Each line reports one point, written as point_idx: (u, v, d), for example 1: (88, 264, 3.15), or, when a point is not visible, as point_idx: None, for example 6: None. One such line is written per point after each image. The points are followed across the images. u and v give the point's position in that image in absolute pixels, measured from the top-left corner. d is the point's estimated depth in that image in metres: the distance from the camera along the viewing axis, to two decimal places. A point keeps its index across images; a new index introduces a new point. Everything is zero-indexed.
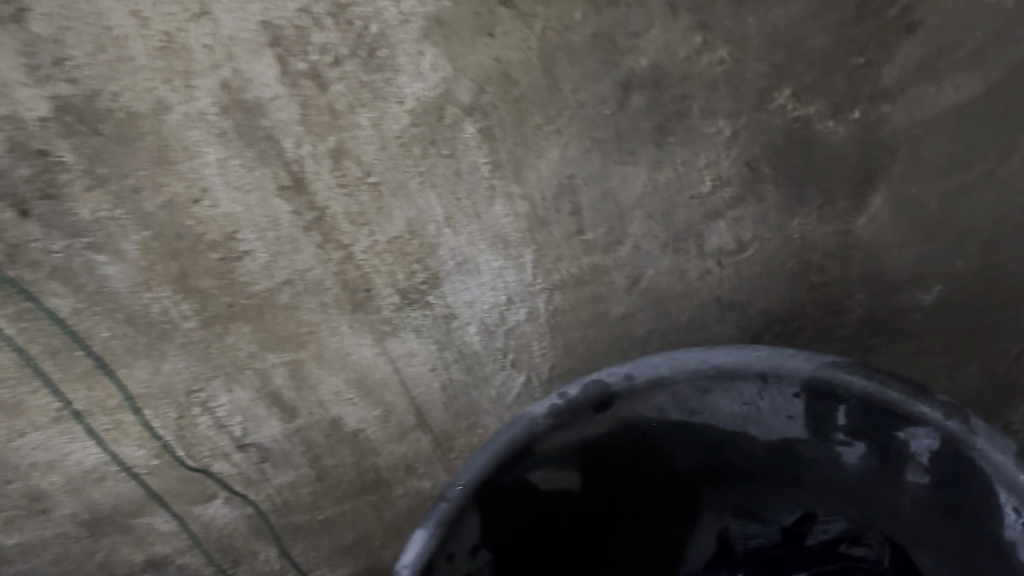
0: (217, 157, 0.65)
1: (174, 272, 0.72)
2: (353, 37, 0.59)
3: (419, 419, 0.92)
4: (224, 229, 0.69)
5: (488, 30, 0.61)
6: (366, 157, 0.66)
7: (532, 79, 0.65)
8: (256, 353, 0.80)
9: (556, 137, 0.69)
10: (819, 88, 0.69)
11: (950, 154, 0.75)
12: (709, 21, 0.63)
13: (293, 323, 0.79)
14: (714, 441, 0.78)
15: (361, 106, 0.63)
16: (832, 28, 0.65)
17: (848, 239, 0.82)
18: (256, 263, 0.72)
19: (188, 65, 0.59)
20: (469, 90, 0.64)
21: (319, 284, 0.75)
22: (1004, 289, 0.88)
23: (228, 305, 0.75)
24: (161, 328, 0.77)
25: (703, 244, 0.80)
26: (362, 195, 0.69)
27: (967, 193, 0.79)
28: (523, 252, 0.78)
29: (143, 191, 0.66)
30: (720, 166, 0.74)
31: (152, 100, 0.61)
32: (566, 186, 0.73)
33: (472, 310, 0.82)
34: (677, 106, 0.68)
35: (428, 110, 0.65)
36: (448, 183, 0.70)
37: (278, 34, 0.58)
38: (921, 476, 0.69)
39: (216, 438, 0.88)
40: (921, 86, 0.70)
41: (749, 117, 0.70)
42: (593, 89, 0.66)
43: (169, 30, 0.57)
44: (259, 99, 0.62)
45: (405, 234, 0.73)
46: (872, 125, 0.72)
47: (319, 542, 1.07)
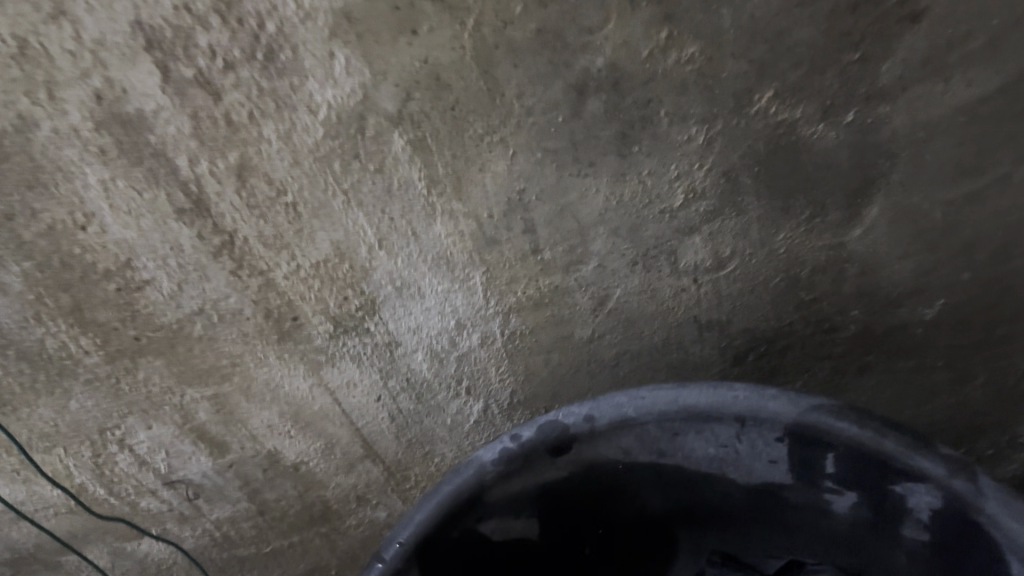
0: (101, 178, 0.55)
1: (66, 305, 0.63)
2: (247, 38, 0.50)
3: (367, 450, 0.84)
4: (118, 257, 0.60)
5: (411, 27, 0.51)
6: (276, 174, 0.57)
7: (468, 84, 0.55)
8: (172, 387, 0.72)
9: (501, 148, 0.59)
10: (805, 88, 0.59)
11: (958, 159, 0.66)
12: (676, 14, 0.54)
13: (211, 356, 0.70)
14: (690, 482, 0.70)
15: (264, 116, 0.54)
16: (822, 20, 0.55)
17: (840, 253, 0.73)
18: (160, 293, 0.63)
19: (50, 74, 0.49)
20: (394, 96, 0.54)
21: (237, 314, 0.66)
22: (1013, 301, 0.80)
23: (135, 338, 0.66)
24: (61, 364, 0.67)
25: (676, 261, 0.71)
26: (276, 216, 0.60)
27: (977, 201, 0.69)
28: (472, 273, 0.68)
29: (17, 219, 0.56)
30: (694, 177, 0.64)
31: (14, 115, 0.51)
32: (516, 202, 0.63)
33: (417, 338, 0.73)
34: (641, 111, 0.59)
35: (346, 120, 0.55)
36: (378, 201, 0.61)
37: (155, 37, 0.49)
38: (919, 534, 0.62)
39: (139, 475, 0.80)
40: (925, 84, 0.60)
41: (726, 122, 0.61)
42: (541, 93, 0.57)
43: (20, 34, 0.47)
44: (141, 112, 0.52)
45: (333, 258, 0.64)
46: (868, 129, 0.63)
47: (268, 574, 0.99)
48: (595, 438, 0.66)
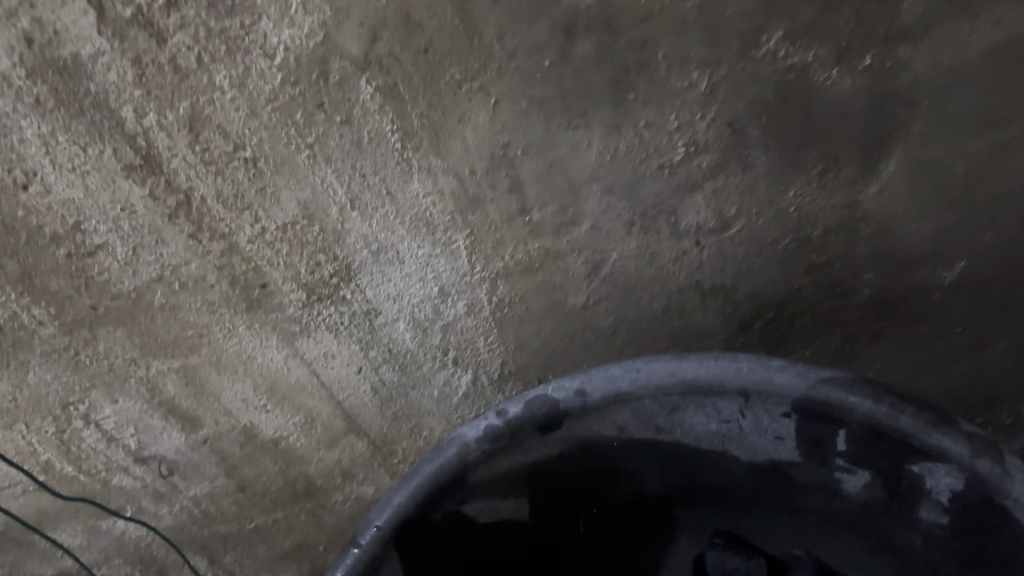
0: (38, 132, 0.50)
1: (14, 272, 0.58)
2: None
3: (350, 424, 0.79)
4: (65, 219, 0.55)
5: None
6: (233, 127, 0.52)
7: (442, 22, 0.49)
8: (136, 359, 0.67)
9: (482, 96, 0.54)
10: (819, 28, 0.53)
11: (985, 108, 0.60)
12: None
13: (176, 326, 0.65)
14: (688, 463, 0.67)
15: (214, 61, 0.48)
16: None
17: (855, 212, 0.67)
18: (115, 259, 0.58)
19: None
20: (359, 36, 0.49)
21: (201, 281, 0.61)
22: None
23: (92, 307, 0.62)
24: (15, 334, 0.63)
25: (677, 222, 0.66)
26: (235, 173, 0.54)
27: (1004, 154, 0.64)
28: (454, 236, 0.63)
29: None
30: (696, 128, 0.59)
31: None
32: (500, 157, 0.58)
33: (398, 306, 0.68)
34: (636, 55, 0.53)
35: (307, 65, 0.49)
36: (347, 155, 0.55)
37: None
38: (938, 515, 0.57)
39: (109, 451, 0.76)
40: (950, 23, 0.54)
41: (731, 67, 0.55)
42: (524, 33, 0.51)
43: None
44: (78, 57, 0.47)
45: (301, 219, 0.59)
46: (886, 75, 0.57)
47: (254, 551, 0.96)
48: (587, 414, 0.62)
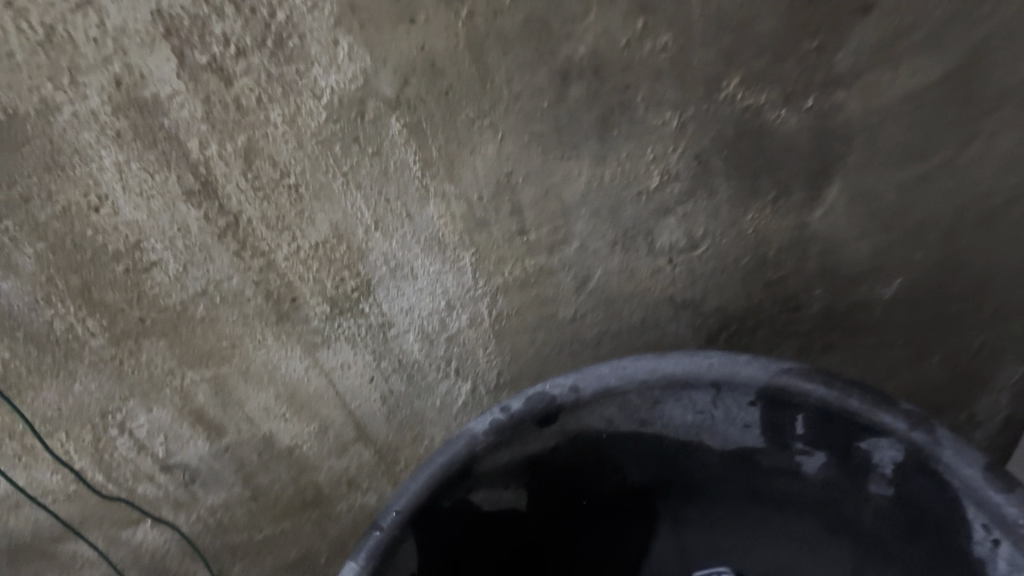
0: (115, 160, 0.58)
1: (76, 287, 0.66)
2: (258, 26, 0.53)
3: (359, 432, 0.87)
4: (128, 238, 0.63)
5: (410, 16, 0.55)
6: (281, 157, 0.61)
7: (461, 69, 0.59)
8: (174, 369, 0.74)
9: (491, 131, 0.64)
10: (770, 75, 0.64)
11: (908, 142, 0.71)
12: (651, 5, 0.58)
13: (212, 337, 0.73)
14: (666, 451, 0.75)
15: (271, 102, 0.57)
16: (783, 10, 0.60)
17: (804, 233, 0.78)
18: (166, 274, 0.66)
19: (73, 61, 0.53)
20: (392, 81, 0.58)
21: (239, 295, 0.70)
22: (965, 278, 0.85)
23: (140, 319, 0.69)
24: (68, 346, 0.70)
25: (653, 242, 0.76)
26: (280, 197, 0.63)
27: (927, 182, 0.75)
28: (461, 254, 0.72)
29: (34, 200, 0.60)
30: (669, 160, 0.69)
31: (37, 100, 0.54)
32: (504, 183, 0.68)
33: (409, 319, 0.77)
34: (620, 97, 0.63)
35: (347, 105, 0.59)
36: (375, 182, 0.65)
37: (173, 25, 0.52)
38: (885, 488, 0.66)
39: (138, 459, 0.82)
40: (876, 72, 0.65)
41: (697, 107, 0.66)
42: (528, 80, 0.61)
43: (47, 22, 0.51)
44: (157, 97, 0.55)
45: (331, 239, 0.67)
46: (825, 114, 0.68)
47: (260, 562, 1.02)
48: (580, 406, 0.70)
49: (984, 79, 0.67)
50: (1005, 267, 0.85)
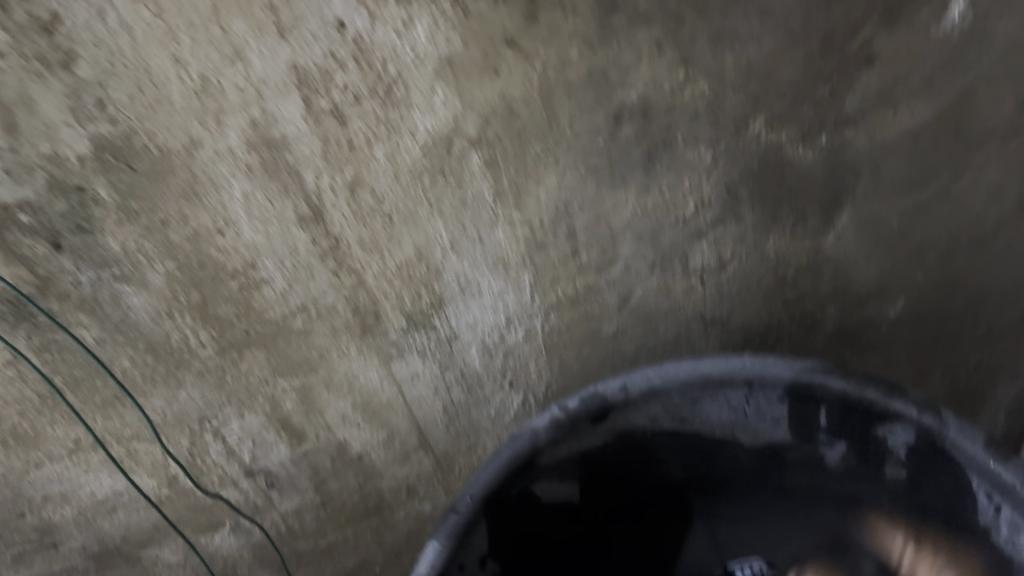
0: (243, 190, 0.69)
1: (195, 301, 0.76)
2: (373, 76, 0.65)
3: (421, 440, 0.96)
4: (245, 258, 0.74)
5: (495, 69, 0.67)
6: (380, 187, 0.72)
7: (533, 112, 0.70)
8: (268, 378, 0.84)
9: (554, 165, 0.75)
10: (789, 116, 0.76)
11: (908, 174, 0.83)
12: (692, 58, 0.70)
13: (304, 348, 0.83)
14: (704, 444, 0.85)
15: (377, 140, 0.69)
16: (800, 61, 0.72)
17: (818, 256, 0.89)
18: (273, 290, 0.77)
19: (220, 105, 0.64)
20: (476, 122, 0.70)
21: (331, 310, 0.80)
22: (961, 297, 0.96)
23: (245, 331, 0.80)
24: (180, 355, 0.80)
25: (687, 263, 0.86)
26: (375, 223, 0.74)
27: (926, 209, 0.86)
28: (522, 274, 0.83)
29: (171, 224, 0.70)
30: (702, 190, 0.80)
31: (186, 138, 0.66)
32: (562, 210, 0.78)
33: (473, 332, 0.87)
34: (663, 135, 0.75)
35: (437, 142, 0.70)
36: (455, 209, 0.75)
37: (305, 76, 0.64)
38: (899, 471, 0.77)
39: (226, 464, 0.91)
40: (879, 113, 0.77)
41: (728, 143, 0.77)
42: (587, 120, 0.72)
43: (204, 73, 0.62)
44: (284, 136, 0.67)
45: (414, 259, 0.78)
46: (836, 150, 0.79)
47: (321, 569, 1.10)
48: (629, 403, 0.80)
49: (971, 117, 0.79)
50: (995, 288, 0.96)
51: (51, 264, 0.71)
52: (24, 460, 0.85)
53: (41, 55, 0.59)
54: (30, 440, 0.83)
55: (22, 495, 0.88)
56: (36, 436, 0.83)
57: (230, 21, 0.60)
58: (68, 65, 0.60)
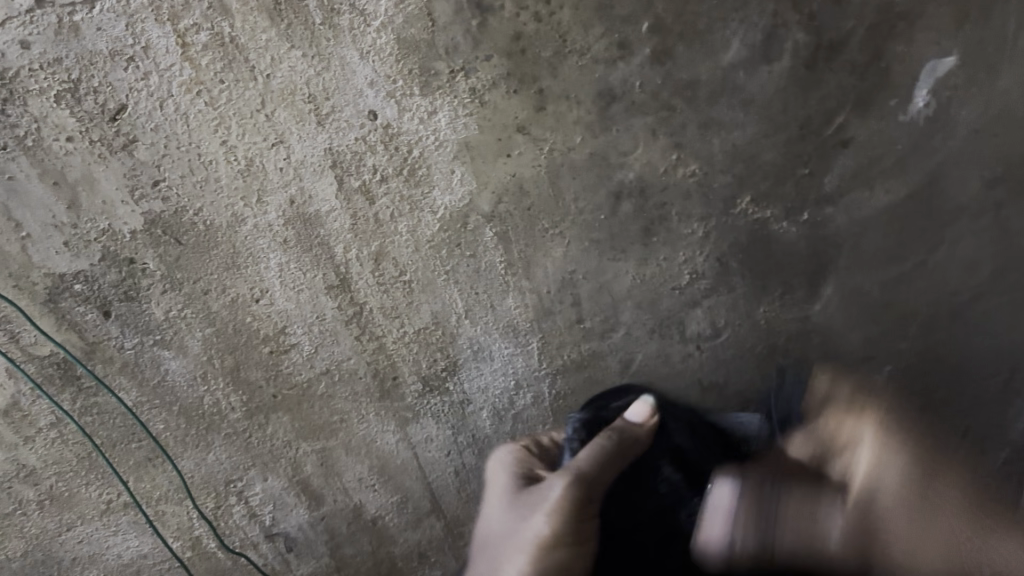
0: (279, 261, 0.76)
1: (228, 365, 0.82)
2: (399, 158, 0.72)
3: (433, 507, 0.98)
4: (277, 324, 0.80)
5: (507, 152, 0.73)
6: (401, 258, 0.78)
7: (541, 190, 0.76)
8: (292, 441, 0.89)
9: (560, 238, 0.79)
10: (774, 195, 0.78)
11: (887, 248, 0.82)
12: (682, 142, 0.75)
13: (326, 412, 0.88)
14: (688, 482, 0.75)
15: (401, 215, 0.76)
16: (781, 145, 0.75)
17: (807, 325, 0.86)
18: (301, 354, 0.83)
19: (262, 184, 0.72)
20: (490, 199, 0.76)
21: (353, 374, 0.85)
22: (972, 373, 0.89)
23: (273, 395, 0.85)
24: (211, 418, 0.86)
25: (684, 330, 0.86)
26: (396, 291, 0.80)
27: (907, 282, 0.84)
28: (531, 339, 0.85)
29: (211, 292, 0.77)
30: (697, 261, 0.82)
31: (229, 215, 0.73)
32: (568, 280, 0.82)
33: (485, 397, 0.89)
34: (659, 212, 0.78)
35: (454, 217, 0.77)
36: (469, 278, 0.81)
37: (340, 159, 0.72)
38: None
39: (247, 527, 0.96)
40: (858, 191, 0.78)
41: (719, 219, 0.79)
42: (590, 198, 0.77)
43: (249, 156, 0.70)
44: (318, 212, 0.74)
45: (431, 325, 0.83)
46: (817, 225, 0.80)
47: None
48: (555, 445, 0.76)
49: (941, 194, 0.79)
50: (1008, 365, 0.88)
51: (100, 329, 0.78)
52: (57, 521, 0.91)
53: (105, 137, 0.68)
54: (65, 500, 0.89)
55: (53, 555, 0.94)
56: (71, 496, 0.89)
57: (275, 109, 0.68)
58: (128, 148, 0.69)
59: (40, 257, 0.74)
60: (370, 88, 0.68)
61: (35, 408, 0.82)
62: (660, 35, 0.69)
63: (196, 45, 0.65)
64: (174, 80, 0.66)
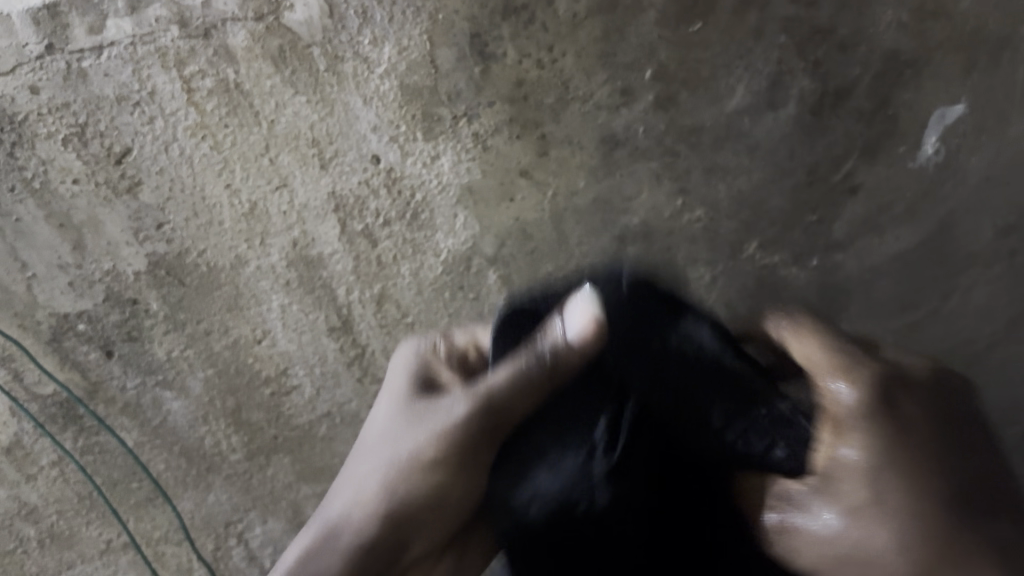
0: (281, 302, 0.76)
1: (230, 407, 0.82)
2: (401, 202, 0.72)
3: None
4: (278, 365, 0.80)
5: (510, 196, 0.73)
6: (404, 300, 0.78)
7: (545, 234, 0.76)
8: (292, 483, 0.88)
9: None
10: (782, 240, 0.78)
11: (899, 295, 0.82)
12: (688, 187, 0.74)
13: (328, 454, 0.87)
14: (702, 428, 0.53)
15: (403, 258, 0.75)
16: (788, 191, 0.75)
17: None
18: (302, 397, 0.82)
19: (265, 227, 0.72)
20: (493, 243, 0.75)
21: (355, 417, 0.84)
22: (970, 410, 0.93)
23: (274, 437, 0.85)
24: (211, 459, 0.85)
25: None
26: (399, 332, 0.80)
27: (918, 329, 0.85)
28: None
29: (214, 333, 0.77)
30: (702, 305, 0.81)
31: (232, 256, 0.73)
32: None
33: None
34: (664, 256, 0.78)
35: (457, 260, 0.76)
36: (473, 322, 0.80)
37: (342, 203, 0.72)
38: None
39: (248, 570, 0.96)
40: (866, 239, 0.78)
41: (726, 264, 0.79)
42: (594, 242, 0.76)
43: (253, 199, 0.70)
44: (321, 254, 0.74)
45: None
46: (828, 272, 0.80)
47: None
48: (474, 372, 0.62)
49: (957, 242, 0.79)
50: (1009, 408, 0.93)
51: (102, 369, 0.78)
52: (58, 559, 0.91)
53: (110, 180, 0.68)
54: (66, 539, 0.89)
55: None
56: (71, 535, 0.89)
57: (279, 154, 0.69)
58: (133, 190, 0.69)
59: (44, 297, 0.74)
60: (373, 133, 0.69)
61: (38, 446, 0.82)
62: (663, 82, 0.69)
63: (201, 90, 0.65)
64: (179, 124, 0.66)
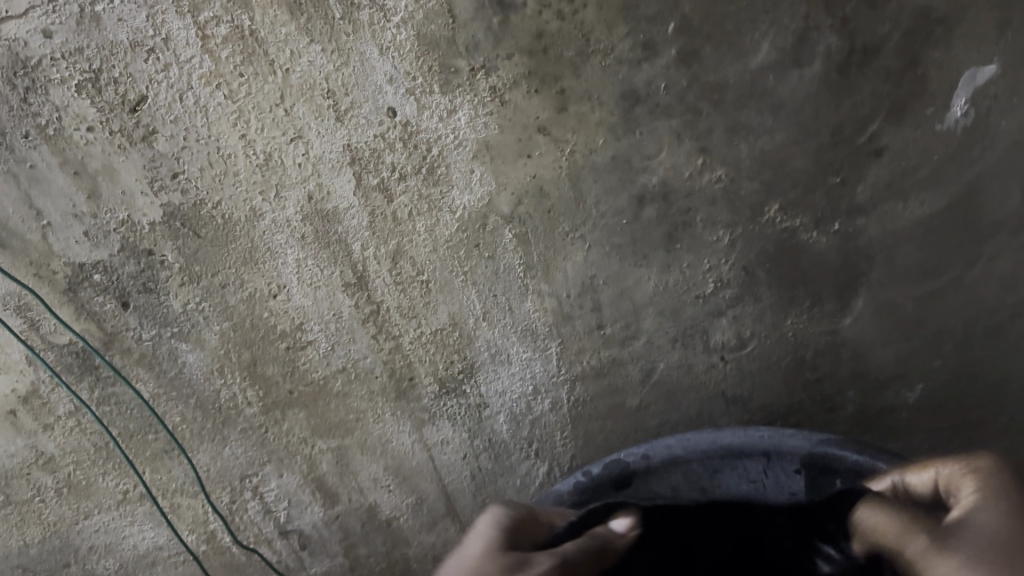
0: (296, 257, 0.76)
1: (245, 359, 0.82)
2: (417, 156, 0.71)
3: (449, 509, 0.94)
4: (293, 320, 0.80)
5: (528, 152, 0.72)
6: (419, 258, 0.77)
7: (562, 192, 0.74)
8: (307, 438, 0.88)
9: (581, 242, 0.77)
10: (803, 203, 0.76)
11: (922, 263, 0.80)
12: (708, 146, 0.73)
13: (342, 410, 0.86)
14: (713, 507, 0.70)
15: (419, 214, 0.74)
16: (811, 151, 0.73)
17: (836, 339, 0.83)
18: (317, 352, 0.82)
19: (280, 179, 0.72)
20: (509, 200, 0.74)
21: (369, 373, 0.84)
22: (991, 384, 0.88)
23: (289, 391, 0.85)
24: (227, 412, 0.86)
25: (708, 340, 0.83)
26: (413, 291, 0.79)
27: (940, 297, 0.82)
28: (549, 343, 0.82)
29: (229, 286, 0.77)
30: (721, 269, 0.79)
31: (248, 209, 0.73)
32: (588, 285, 0.79)
33: (502, 400, 0.86)
34: (683, 218, 0.76)
35: (473, 218, 0.75)
36: (487, 280, 0.78)
37: (357, 156, 0.71)
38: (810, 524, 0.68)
39: (262, 524, 0.95)
40: (890, 202, 0.76)
41: (746, 227, 0.77)
42: (612, 202, 0.75)
43: (268, 150, 0.70)
44: (336, 208, 0.74)
45: (448, 326, 0.81)
46: (849, 237, 0.78)
47: None
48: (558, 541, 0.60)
49: (982, 208, 0.77)
50: None
51: (118, 320, 0.79)
52: (76, 509, 0.92)
53: (125, 128, 0.68)
54: (83, 489, 0.90)
55: (70, 544, 0.95)
56: (88, 485, 0.90)
57: (294, 104, 0.68)
58: (148, 139, 0.69)
59: (60, 246, 0.74)
60: (389, 85, 0.68)
61: (54, 397, 0.83)
62: (686, 37, 0.68)
63: (216, 38, 0.65)
64: (194, 72, 0.66)
